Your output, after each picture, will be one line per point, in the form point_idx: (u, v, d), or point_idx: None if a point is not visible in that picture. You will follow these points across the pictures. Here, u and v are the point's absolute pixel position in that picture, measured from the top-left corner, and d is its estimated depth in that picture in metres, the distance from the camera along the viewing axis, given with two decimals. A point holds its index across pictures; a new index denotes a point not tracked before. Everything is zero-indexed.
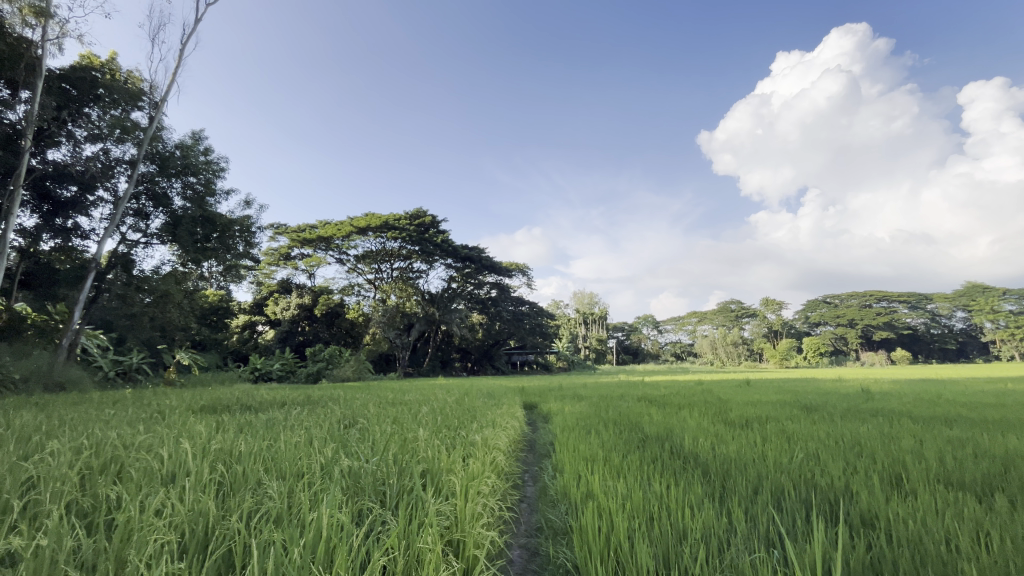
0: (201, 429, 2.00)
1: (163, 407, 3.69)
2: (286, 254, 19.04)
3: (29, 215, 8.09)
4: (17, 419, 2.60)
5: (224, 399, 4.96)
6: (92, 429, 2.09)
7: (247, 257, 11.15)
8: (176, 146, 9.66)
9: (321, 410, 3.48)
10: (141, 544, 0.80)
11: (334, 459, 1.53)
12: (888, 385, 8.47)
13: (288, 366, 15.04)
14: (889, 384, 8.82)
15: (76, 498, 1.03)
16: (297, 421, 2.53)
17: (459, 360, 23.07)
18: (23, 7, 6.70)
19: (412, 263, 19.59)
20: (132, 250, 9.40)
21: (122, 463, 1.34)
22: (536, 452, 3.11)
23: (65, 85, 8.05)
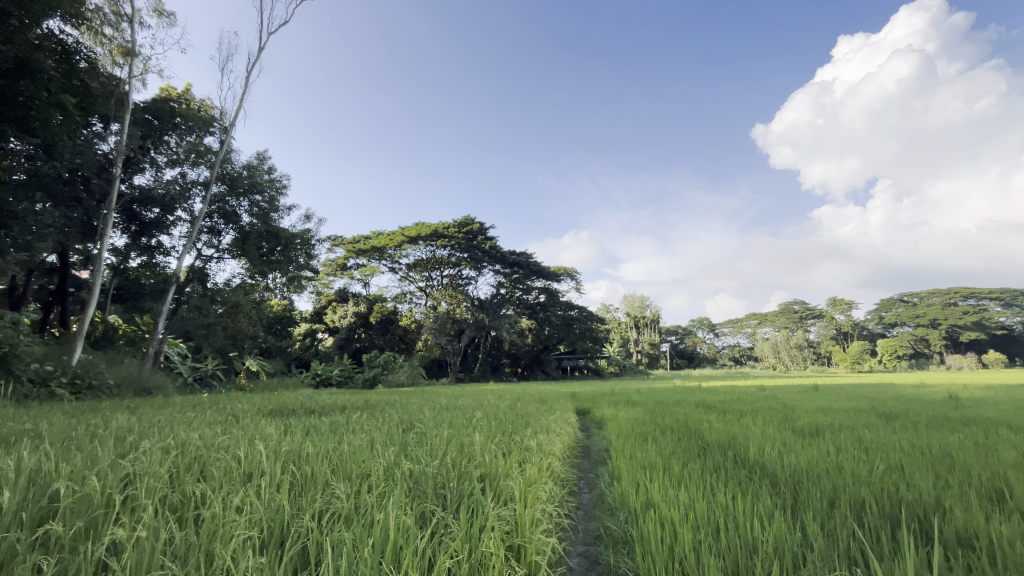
0: (272, 432, 2.12)
1: (237, 410, 3.97)
2: (342, 265, 19.91)
3: (120, 236, 8.95)
4: (114, 420, 2.88)
5: (290, 403, 5.23)
6: (177, 431, 2.26)
7: (308, 268, 11.75)
8: (244, 167, 10.39)
9: (380, 415, 3.59)
10: (225, 538, 0.86)
11: (396, 461, 1.58)
12: (979, 391, 7.71)
13: (346, 372, 15.70)
14: (980, 390, 8.01)
15: (166, 493, 1.12)
16: (357, 425, 2.62)
17: (509, 365, 23.18)
18: (114, 47, 7.56)
19: (461, 270, 19.90)
20: (207, 264, 10.15)
21: (204, 461, 1.45)
22: (591, 459, 3.05)
23: (148, 116, 8.95)
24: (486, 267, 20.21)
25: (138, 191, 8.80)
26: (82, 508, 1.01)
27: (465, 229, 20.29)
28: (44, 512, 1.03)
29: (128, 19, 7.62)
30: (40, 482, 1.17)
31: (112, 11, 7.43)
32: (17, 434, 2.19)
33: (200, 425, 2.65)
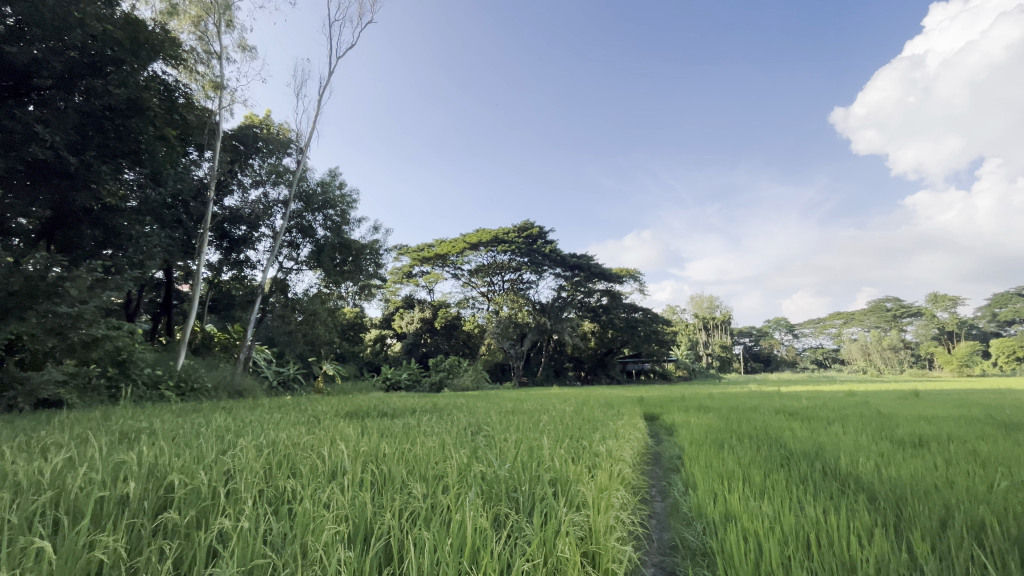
0: (351, 433, 2.24)
1: (319, 412, 4.25)
2: (408, 272, 20.71)
3: (215, 252, 9.87)
4: (215, 419, 3.17)
5: (364, 405, 5.51)
6: (267, 430, 2.45)
7: (377, 276, 12.34)
8: (318, 184, 11.13)
9: (449, 417, 3.69)
10: (317, 531, 0.92)
11: (468, 464, 1.62)
12: None
13: (414, 375, 16.29)
14: None
15: (262, 488, 1.22)
16: (427, 428, 2.71)
17: (572, 369, 22.99)
18: (205, 82, 8.41)
19: (522, 274, 20.01)
20: (287, 276, 10.94)
21: (293, 459, 1.56)
22: (663, 466, 2.94)
23: (235, 142, 9.86)
24: (547, 270, 20.17)
25: (229, 211, 9.69)
26: (193, 499, 1.12)
27: (525, 233, 20.42)
28: (164, 501, 1.15)
29: (218, 56, 8.43)
30: (158, 474, 1.31)
31: (203, 50, 8.29)
32: (136, 431, 2.48)
33: (286, 425, 2.85)
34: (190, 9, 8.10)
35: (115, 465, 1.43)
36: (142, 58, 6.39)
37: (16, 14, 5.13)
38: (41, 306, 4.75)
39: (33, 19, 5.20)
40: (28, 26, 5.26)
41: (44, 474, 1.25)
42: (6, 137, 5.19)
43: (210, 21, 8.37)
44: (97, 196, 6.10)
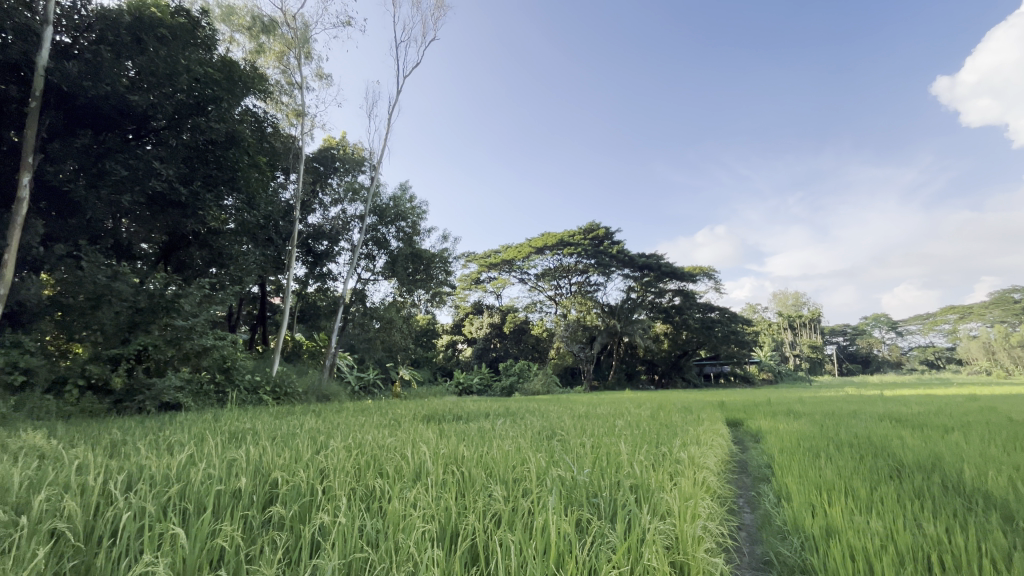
0: (432, 435, 2.34)
1: (399, 415, 4.44)
2: (476, 278, 21.17)
3: (301, 267, 10.67)
4: (308, 421, 3.43)
5: (440, 409, 5.69)
6: (354, 432, 2.60)
7: (447, 283, 12.81)
8: (390, 198, 11.72)
9: (522, 422, 3.70)
10: (407, 529, 0.96)
11: (546, 467, 1.62)
12: None
13: (485, 380, 16.60)
14: None
15: (354, 487, 1.30)
16: (502, 431, 2.75)
17: (645, 372, 22.28)
18: (289, 111, 9.20)
19: (590, 277, 19.73)
20: (365, 286, 11.60)
21: (380, 459, 1.65)
22: (751, 476, 2.76)
23: (316, 164, 10.67)
24: (615, 272, 19.75)
25: (312, 228, 10.48)
26: (295, 495, 1.22)
27: (591, 235, 20.19)
28: (269, 495, 1.27)
29: (299, 86, 9.15)
30: (263, 471, 1.44)
31: (286, 82, 9.05)
32: (242, 432, 2.74)
33: (370, 427, 3.01)
34: (274, 46, 8.85)
35: (227, 461, 1.59)
36: (236, 94, 7.09)
37: (136, 67, 5.91)
38: (161, 320, 5.55)
39: (149, 70, 5.95)
40: (145, 76, 5.96)
41: (172, 468, 1.42)
42: (130, 175, 5.88)
43: (292, 55, 9.02)
44: (203, 221, 6.88)
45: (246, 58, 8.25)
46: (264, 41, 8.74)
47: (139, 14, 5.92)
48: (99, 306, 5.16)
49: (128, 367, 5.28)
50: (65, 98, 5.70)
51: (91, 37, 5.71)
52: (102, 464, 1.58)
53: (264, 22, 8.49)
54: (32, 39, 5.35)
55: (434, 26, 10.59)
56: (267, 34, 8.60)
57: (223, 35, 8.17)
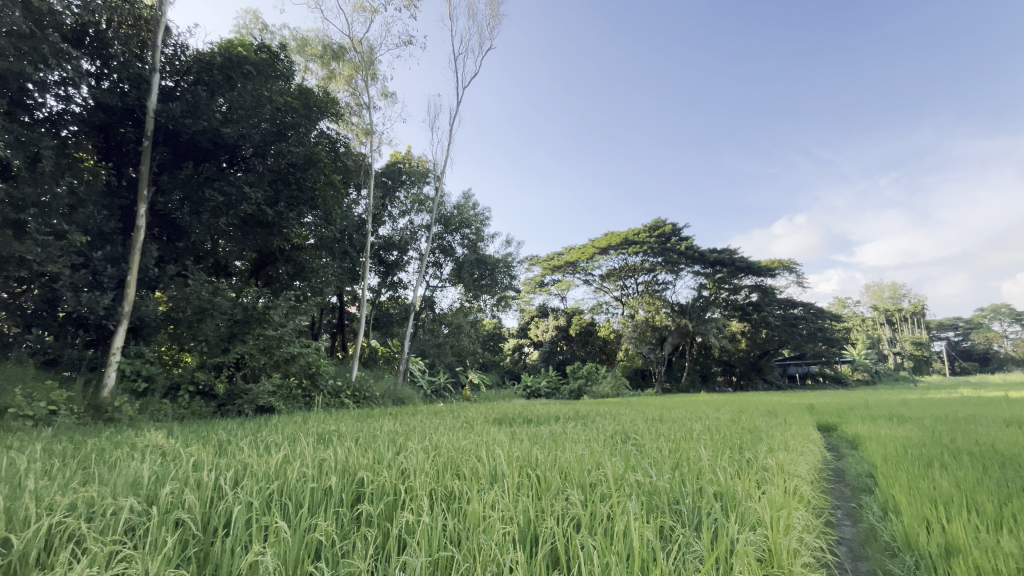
0: (504, 438, 2.36)
1: (469, 418, 4.53)
2: (540, 281, 21.18)
3: (375, 277, 11.24)
4: (387, 424, 3.61)
5: (510, 412, 5.76)
6: (429, 434, 2.70)
7: (511, 287, 13.04)
8: (454, 207, 12.07)
9: (594, 425, 3.65)
10: (490, 531, 0.99)
11: (624, 472, 1.59)
12: None
13: (553, 383, 16.56)
14: None
15: (434, 487, 1.34)
16: (574, 435, 2.73)
17: (722, 374, 21.08)
18: (359, 131, 9.75)
19: (657, 275, 19.06)
20: (433, 293, 12.03)
21: (457, 461, 1.70)
22: (849, 485, 2.53)
23: (385, 178, 11.21)
24: (685, 269, 18.92)
25: (383, 240, 11.03)
26: (380, 494, 1.29)
27: (657, 232, 19.55)
28: (356, 494, 1.35)
29: (367, 106, 9.66)
30: (350, 470, 1.54)
31: (355, 103, 9.60)
32: (328, 433, 2.93)
33: (443, 429, 3.11)
34: (343, 71, 9.38)
35: (317, 460, 1.71)
36: (313, 118, 7.56)
37: (227, 103, 6.60)
38: (255, 330, 6.06)
39: (238, 104, 6.59)
40: (235, 110, 6.58)
41: (271, 467, 1.55)
42: (225, 201, 6.53)
43: (359, 77, 9.46)
44: (287, 238, 7.50)
45: (317, 84, 8.94)
46: (334, 68, 9.34)
47: (230, 55, 6.70)
48: (204, 319, 5.76)
49: (229, 374, 5.83)
50: (171, 135, 6.51)
51: (189, 80, 6.59)
52: (214, 461, 1.75)
53: (334, 49, 9.09)
54: (144, 87, 6.19)
55: (490, 35, 10.78)
56: (336, 61, 9.20)
57: (299, 65, 9.04)
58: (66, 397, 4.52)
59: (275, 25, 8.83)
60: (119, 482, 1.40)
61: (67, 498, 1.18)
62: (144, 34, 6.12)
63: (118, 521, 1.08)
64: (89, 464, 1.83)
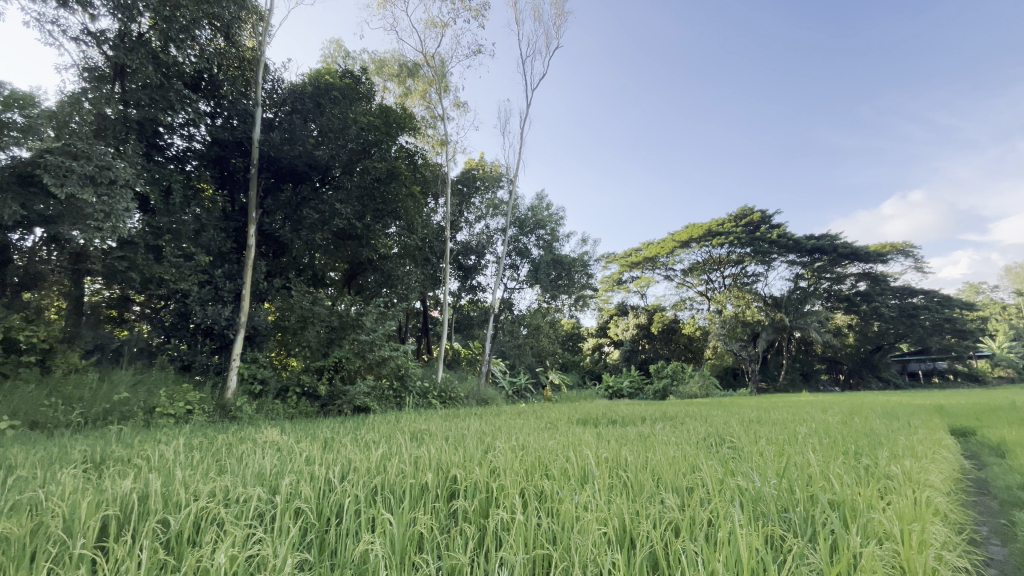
0: (591, 439, 2.33)
1: (552, 418, 4.56)
2: (618, 279, 20.70)
3: (455, 281, 11.66)
4: (474, 424, 3.72)
5: (593, 413, 5.67)
6: (516, 434, 2.74)
7: (589, 286, 12.98)
8: (528, 209, 12.20)
9: (682, 426, 3.50)
10: (586, 531, 0.98)
11: (723, 477, 1.50)
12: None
13: (636, 383, 16.09)
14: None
15: (525, 486, 1.37)
16: (664, 436, 2.64)
17: (827, 373, 19.20)
18: (435, 143, 10.18)
19: (746, 267, 17.82)
20: (512, 295, 12.23)
21: (546, 461, 1.71)
22: (996, 499, 2.19)
23: (461, 186, 11.59)
24: (778, 259, 17.51)
25: (461, 245, 11.41)
26: (474, 491, 1.34)
27: (744, 221, 18.32)
28: (450, 490, 1.42)
29: (441, 118, 10.06)
30: (443, 467, 1.61)
31: (431, 117, 10.03)
32: (420, 431, 3.08)
33: (528, 429, 3.14)
34: (417, 87, 9.81)
35: (412, 457, 1.81)
36: (394, 134, 8.00)
37: (318, 128, 7.21)
38: (350, 335, 6.52)
39: (328, 128, 7.16)
40: (326, 134, 7.17)
41: (372, 463, 1.67)
42: (320, 218, 7.13)
43: (433, 91, 9.87)
44: (375, 248, 8.01)
45: (395, 102, 9.47)
46: (409, 85, 9.82)
47: (318, 84, 7.32)
48: (306, 326, 6.33)
49: (330, 376, 6.32)
50: (273, 162, 7.24)
51: (285, 110, 7.28)
52: (322, 457, 1.91)
53: (409, 67, 9.57)
54: (250, 120, 6.85)
55: (557, 35, 10.77)
56: (411, 78, 9.68)
57: (378, 86, 9.63)
58: (199, 398, 5.16)
59: (356, 51, 9.49)
60: (247, 473, 1.58)
61: (207, 485, 1.35)
62: (248, 73, 6.80)
63: (249, 508, 1.21)
64: (222, 457, 2.07)
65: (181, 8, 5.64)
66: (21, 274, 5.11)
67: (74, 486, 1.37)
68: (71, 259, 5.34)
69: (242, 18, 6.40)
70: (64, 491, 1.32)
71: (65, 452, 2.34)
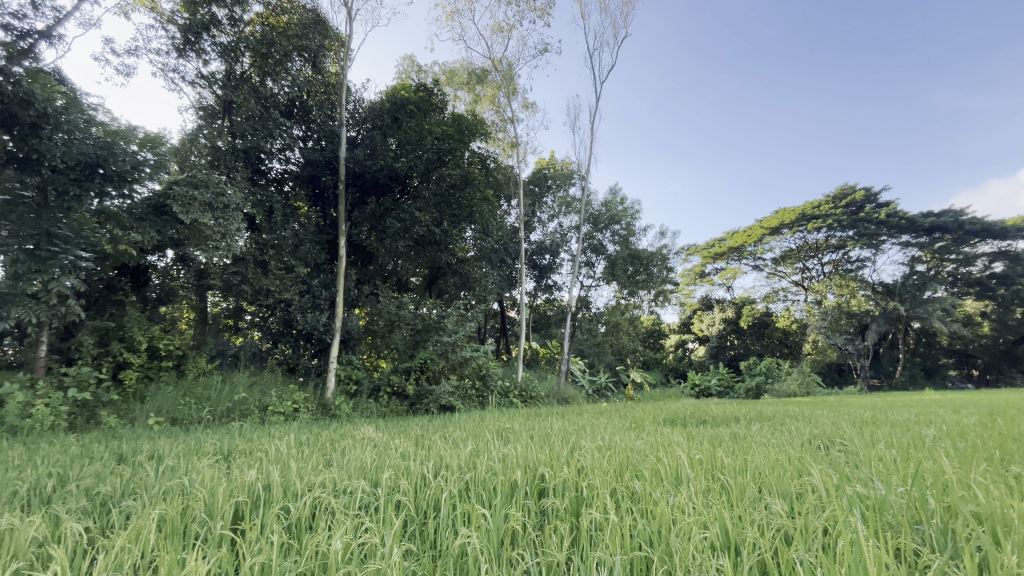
0: (682, 440, 2.23)
1: (636, 418, 4.44)
2: (701, 272, 19.65)
3: (531, 281, 11.73)
4: (556, 422, 3.71)
5: (680, 412, 5.45)
6: (600, 434, 2.70)
7: (668, 280, 12.49)
8: (602, 204, 11.99)
9: (782, 427, 3.23)
10: (685, 535, 0.95)
11: (839, 483, 1.37)
12: None
13: (725, 381, 15.17)
14: None
15: (615, 487, 1.34)
16: (762, 438, 2.47)
17: (956, 368, 16.81)
18: (505, 145, 10.31)
19: (849, 252, 16.16)
20: (588, 292, 12.11)
21: (636, 462, 1.67)
22: None
23: (533, 186, 11.66)
24: (888, 241, 15.68)
25: (535, 245, 11.46)
26: (562, 489, 1.34)
27: (844, 201, 16.62)
28: (539, 489, 1.43)
29: (511, 120, 10.18)
30: (531, 467, 1.62)
31: (500, 121, 10.17)
32: (504, 430, 3.14)
33: (612, 429, 3.09)
34: (487, 92, 10.01)
35: (498, 455, 1.84)
36: (467, 140, 8.23)
37: (397, 142, 7.64)
38: (433, 337, 6.80)
39: (405, 141, 7.56)
40: (404, 146, 7.58)
41: (461, 460, 1.72)
42: (401, 226, 7.53)
43: (502, 95, 10.02)
44: (453, 253, 8.31)
45: (466, 109, 9.75)
46: (479, 91, 10.04)
47: (395, 100, 7.73)
48: (393, 330, 6.72)
49: (416, 377, 6.62)
50: (358, 176, 7.75)
51: (366, 127, 7.78)
52: (416, 452, 2.02)
53: (478, 73, 9.80)
54: (336, 140, 7.40)
55: (625, 23, 10.47)
56: (480, 84, 9.88)
57: (450, 95, 9.96)
58: (303, 398, 5.64)
59: (427, 65, 9.90)
60: (350, 467, 1.71)
61: (317, 477, 1.48)
62: (332, 97, 7.33)
63: (356, 499, 1.31)
64: (328, 451, 2.27)
65: (274, 44, 6.31)
66: (158, 290, 5.92)
67: (211, 475, 1.57)
68: (196, 275, 6.14)
69: (326, 46, 6.92)
70: (204, 478, 1.51)
71: (197, 446, 2.67)
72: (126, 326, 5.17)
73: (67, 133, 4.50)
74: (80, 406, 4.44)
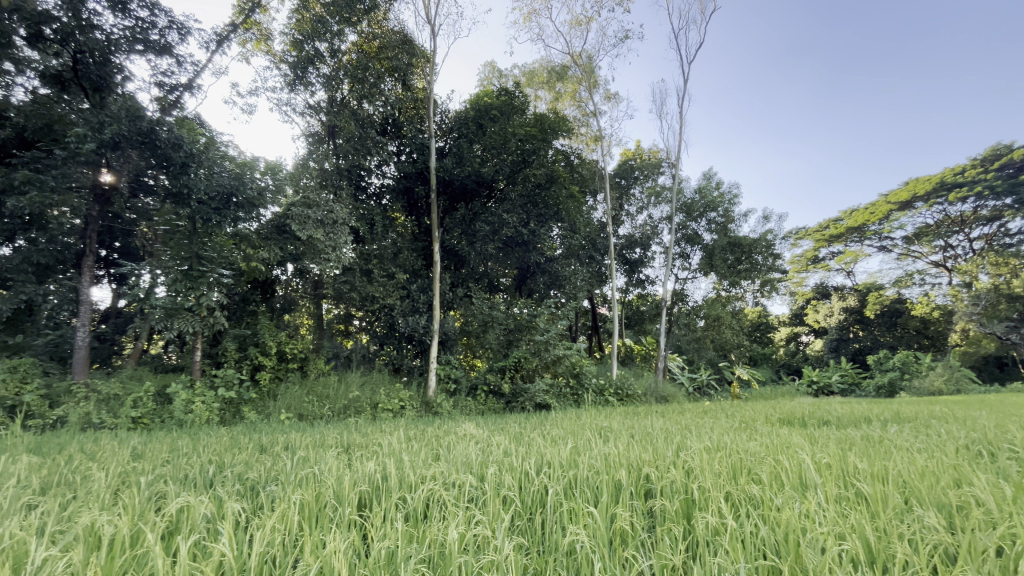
0: (802, 442, 2.04)
1: (745, 418, 4.13)
2: (813, 257, 17.72)
3: (622, 276, 11.42)
4: (655, 422, 3.57)
5: (797, 411, 4.96)
6: (704, 435, 2.55)
7: (776, 268, 11.47)
8: (695, 191, 11.32)
9: (925, 430, 2.82)
10: (819, 544, 0.87)
11: (1012, 495, 1.17)
12: None
13: (849, 378, 13.54)
14: None
15: (730, 490, 1.27)
16: (903, 441, 2.17)
17: None
18: (589, 140, 10.13)
19: (1006, 223, 13.68)
20: (684, 285, 11.53)
21: (749, 464, 1.56)
22: None
23: (619, 178, 11.34)
24: None
25: (624, 239, 11.13)
26: (672, 490, 1.30)
27: (997, 163, 14.05)
28: (646, 489, 1.39)
29: (593, 114, 9.98)
30: (634, 466, 1.58)
31: (582, 116, 10.03)
32: (599, 430, 3.07)
33: (718, 430, 2.90)
34: (567, 88, 9.93)
35: (598, 453, 1.82)
36: (550, 139, 8.24)
37: (482, 147, 7.85)
38: (525, 335, 6.91)
39: (490, 145, 7.77)
40: (489, 150, 7.78)
41: (561, 458, 1.73)
42: (491, 229, 7.77)
43: (582, 89, 9.85)
44: (542, 252, 8.37)
45: (547, 108, 9.76)
46: (560, 88, 9.99)
47: (479, 107, 7.94)
48: (488, 329, 6.94)
49: (512, 375, 6.76)
50: (448, 184, 8.09)
51: (453, 137, 8.08)
52: (515, 449, 2.06)
53: (558, 70, 9.73)
54: (426, 151, 7.76)
55: None
56: (561, 81, 9.82)
57: (531, 96, 10.04)
58: (408, 396, 6.03)
59: (508, 69, 10.05)
60: (456, 461, 1.80)
61: (429, 470, 1.58)
62: (420, 110, 7.72)
63: (465, 493, 1.38)
64: (434, 446, 2.39)
65: (368, 69, 6.86)
66: (282, 300, 6.65)
67: (335, 466, 1.75)
68: (312, 286, 6.80)
69: (413, 63, 7.28)
70: (330, 468, 1.68)
71: (321, 439, 2.96)
72: (259, 332, 5.91)
73: (207, 168, 5.22)
74: (228, 403, 5.18)
